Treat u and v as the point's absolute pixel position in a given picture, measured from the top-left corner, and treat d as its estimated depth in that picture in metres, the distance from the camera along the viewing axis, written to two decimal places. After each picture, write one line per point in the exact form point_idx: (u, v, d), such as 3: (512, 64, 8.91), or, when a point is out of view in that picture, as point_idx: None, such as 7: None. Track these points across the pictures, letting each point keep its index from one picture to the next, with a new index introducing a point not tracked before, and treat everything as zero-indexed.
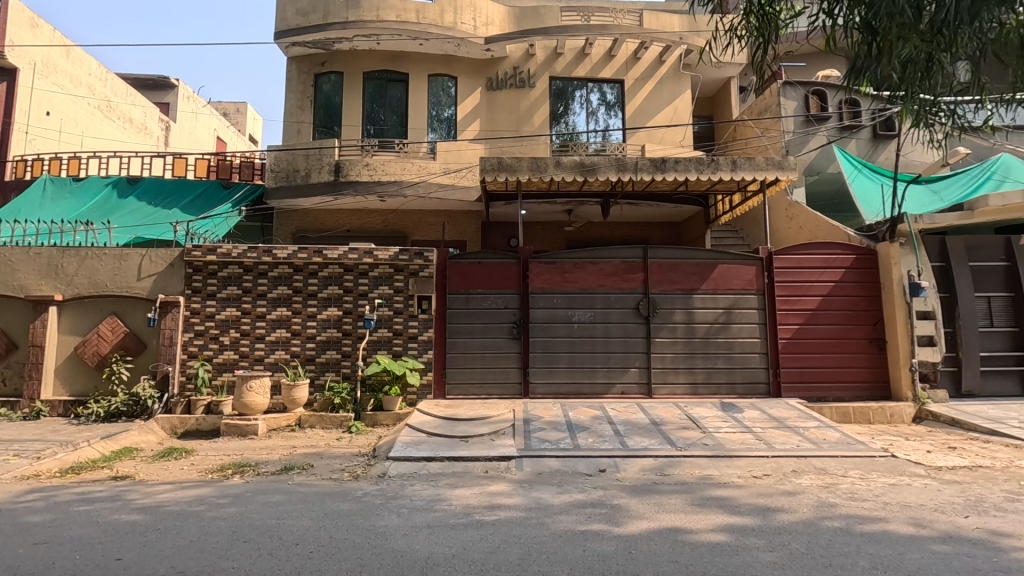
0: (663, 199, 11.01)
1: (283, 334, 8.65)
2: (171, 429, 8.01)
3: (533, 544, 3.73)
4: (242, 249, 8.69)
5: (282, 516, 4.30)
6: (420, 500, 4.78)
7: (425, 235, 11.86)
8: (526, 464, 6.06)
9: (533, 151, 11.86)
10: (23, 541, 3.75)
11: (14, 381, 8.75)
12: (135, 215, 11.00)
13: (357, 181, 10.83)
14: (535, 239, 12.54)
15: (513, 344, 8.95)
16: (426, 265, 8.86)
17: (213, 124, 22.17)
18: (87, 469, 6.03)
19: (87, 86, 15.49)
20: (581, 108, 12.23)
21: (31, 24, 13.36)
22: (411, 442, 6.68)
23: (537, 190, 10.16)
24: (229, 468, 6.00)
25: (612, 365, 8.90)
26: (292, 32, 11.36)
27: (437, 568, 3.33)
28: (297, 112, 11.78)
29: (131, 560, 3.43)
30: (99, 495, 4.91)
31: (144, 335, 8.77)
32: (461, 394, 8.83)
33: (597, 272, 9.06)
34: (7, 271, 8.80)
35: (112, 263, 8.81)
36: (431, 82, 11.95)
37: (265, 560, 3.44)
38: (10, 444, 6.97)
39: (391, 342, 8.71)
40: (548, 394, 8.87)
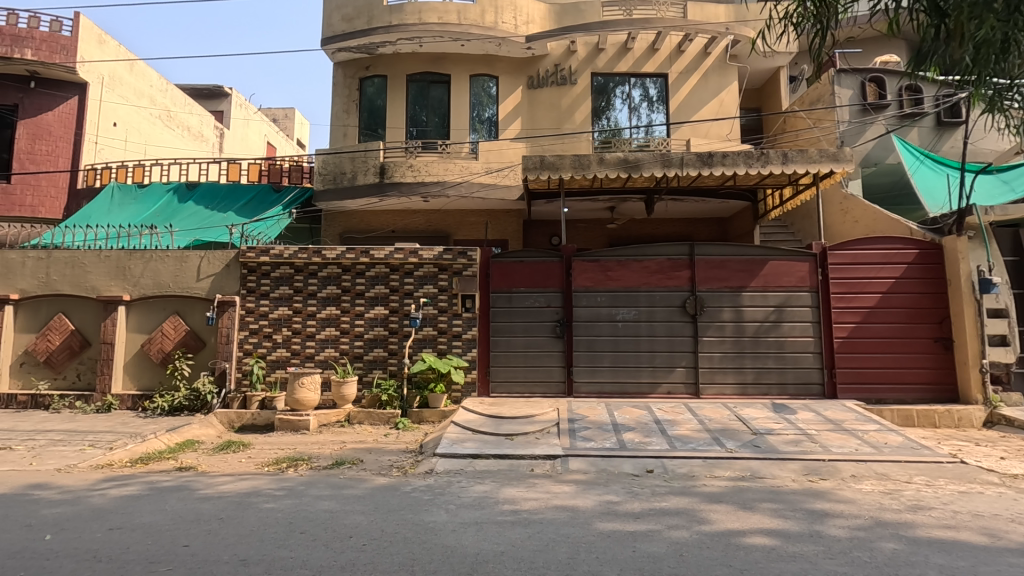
0: (709, 194, 10.73)
1: (332, 332, 8.91)
2: (229, 423, 8.38)
3: (581, 544, 3.71)
4: (293, 250, 8.99)
5: (336, 509, 4.43)
6: (468, 497, 4.83)
7: (468, 234, 11.96)
8: (571, 464, 6.04)
9: (575, 148, 11.81)
10: (100, 526, 4.00)
11: (87, 376, 9.32)
12: (194, 219, 11.55)
13: (401, 182, 11.00)
14: (577, 237, 12.49)
15: (556, 343, 8.92)
16: (469, 265, 8.92)
17: (263, 130, 23.07)
18: (154, 460, 6.38)
19: (149, 97, 16.33)
20: (622, 104, 12.09)
21: (99, 40, 14.21)
22: (457, 439, 6.76)
23: (579, 187, 10.10)
24: (284, 462, 6.23)
25: (657, 365, 8.75)
26: (338, 38, 11.68)
27: (486, 565, 3.36)
28: (343, 116, 12.13)
29: (197, 547, 3.60)
30: (166, 485, 5.20)
31: (203, 333, 9.20)
32: (505, 392, 8.88)
33: (642, 270, 8.93)
34: (81, 273, 9.40)
35: (174, 265, 9.29)
36: (473, 83, 12.03)
37: (321, 551, 3.55)
38: (86, 435, 7.45)
39: (436, 340, 8.83)
40: (592, 393, 8.80)
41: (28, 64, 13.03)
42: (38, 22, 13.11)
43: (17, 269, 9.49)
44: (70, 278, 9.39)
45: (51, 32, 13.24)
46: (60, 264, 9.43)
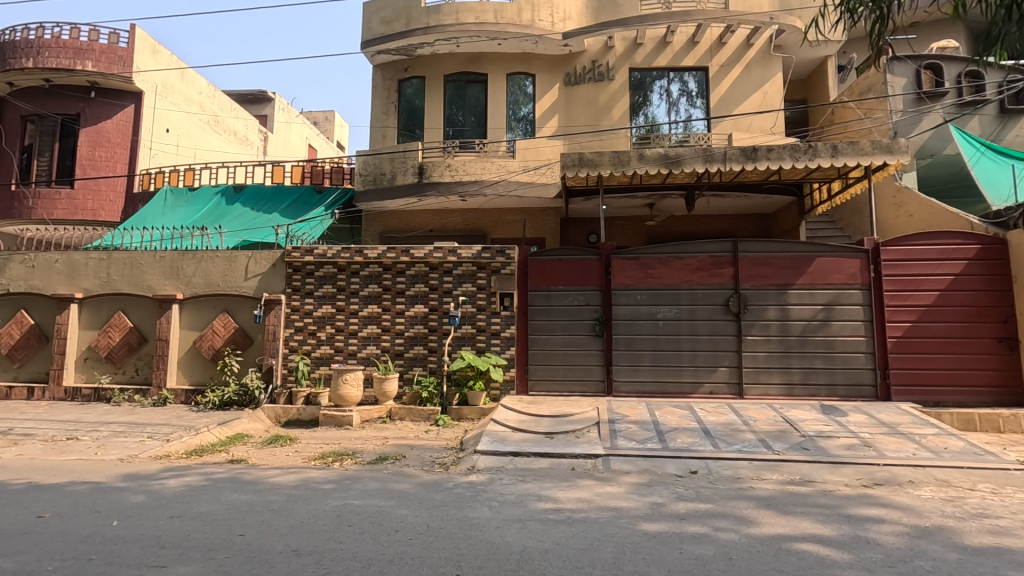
0: (753, 189, 10.44)
1: (374, 330, 9.09)
2: (275, 418, 8.63)
3: (626, 543, 3.68)
4: (336, 250, 9.23)
5: (381, 504, 4.52)
6: (510, 494, 4.86)
7: (505, 233, 11.97)
8: (613, 463, 5.99)
9: (613, 145, 11.70)
10: (162, 514, 4.20)
11: (144, 371, 9.78)
12: (241, 220, 11.96)
13: (439, 182, 11.12)
14: (616, 234, 12.36)
15: (595, 341, 8.85)
16: (508, 263, 8.94)
17: (305, 133, 23.72)
18: (207, 452, 6.65)
19: (198, 104, 16.97)
20: (660, 99, 11.89)
21: (152, 51, 14.86)
22: (498, 437, 6.80)
23: (618, 184, 10.00)
24: (330, 456, 6.40)
25: (699, 364, 8.59)
26: (377, 41, 11.88)
27: (531, 562, 3.35)
28: (382, 117, 12.34)
29: (252, 536, 3.73)
30: (220, 476, 5.42)
31: (251, 330, 9.52)
32: (544, 390, 8.87)
33: (683, 268, 8.76)
34: (138, 273, 9.86)
35: (224, 265, 9.64)
36: (509, 81, 12.04)
37: (369, 544, 3.62)
38: (145, 427, 7.81)
39: (475, 338, 8.88)
40: (632, 392, 8.70)
41: (89, 75, 13.76)
42: (97, 35, 13.81)
43: (81, 269, 10.03)
44: (129, 278, 9.87)
45: (109, 44, 13.92)
46: (119, 265, 9.93)
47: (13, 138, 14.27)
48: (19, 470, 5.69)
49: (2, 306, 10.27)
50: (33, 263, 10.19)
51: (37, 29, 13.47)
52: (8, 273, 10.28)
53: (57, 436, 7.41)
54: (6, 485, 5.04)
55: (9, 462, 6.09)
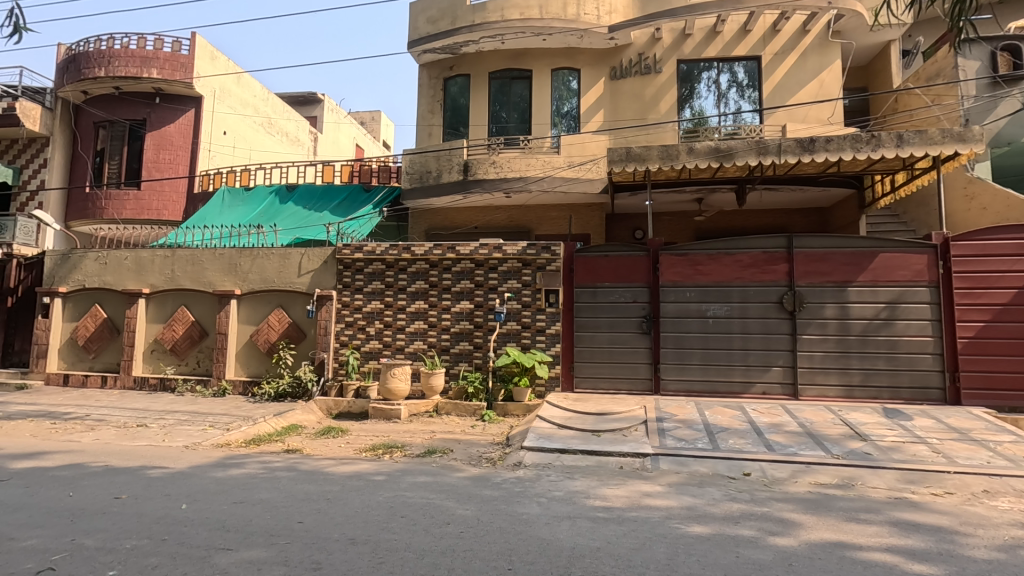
0: (808, 182, 10.02)
1: (420, 325, 9.26)
2: (327, 410, 8.87)
3: (679, 544, 3.61)
4: (385, 247, 9.47)
5: (431, 497, 4.58)
6: (558, 491, 4.85)
7: (550, 229, 11.93)
8: (662, 463, 5.90)
9: (661, 139, 11.46)
10: (226, 500, 4.40)
11: (205, 362, 10.26)
12: (294, 219, 12.35)
13: (484, 179, 11.18)
14: (662, 230, 12.11)
15: (643, 339, 8.72)
16: (554, 259, 8.90)
17: (352, 134, 24.33)
18: (265, 442, 6.93)
19: (253, 106, 17.62)
20: (709, 91, 11.58)
21: (211, 57, 15.55)
22: (544, 433, 6.80)
23: (666, 179, 9.80)
24: (380, 448, 6.56)
25: (750, 364, 8.34)
26: (423, 40, 12.03)
27: (583, 559, 3.34)
28: (428, 116, 12.53)
29: (310, 524, 3.86)
30: (278, 465, 5.63)
31: (304, 325, 9.84)
32: (590, 387, 8.80)
33: (734, 264, 8.51)
34: (199, 269, 10.35)
35: (278, 262, 10.00)
36: (554, 76, 11.96)
37: (422, 536, 3.68)
38: (206, 417, 8.21)
39: (520, 335, 8.89)
40: (680, 391, 8.53)
41: (155, 82, 14.53)
42: (162, 44, 14.55)
43: (147, 266, 10.61)
44: (191, 274, 10.38)
45: (172, 52, 14.65)
46: (182, 262, 10.45)
47: (87, 143, 15.21)
48: (96, 454, 6.09)
49: (78, 300, 10.98)
50: (105, 260, 10.85)
51: (108, 40, 14.30)
52: (83, 270, 10.97)
53: (128, 423, 7.88)
54: (85, 468, 5.40)
55: (88, 446, 6.52)
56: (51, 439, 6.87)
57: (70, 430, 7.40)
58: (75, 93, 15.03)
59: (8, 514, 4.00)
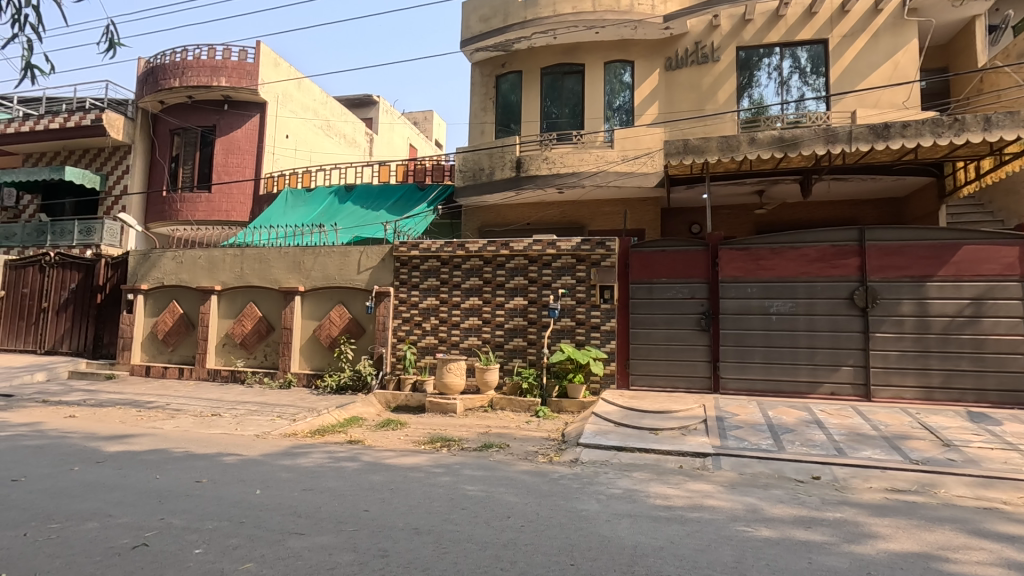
0: (881, 170, 9.47)
1: (475, 321, 9.38)
2: (385, 403, 9.12)
3: (747, 547, 3.50)
4: (440, 244, 9.64)
5: (490, 490, 4.64)
6: (617, 489, 4.80)
7: (603, 225, 11.79)
8: (724, 463, 5.74)
9: (719, 129, 11.09)
10: (296, 487, 4.62)
11: (272, 356, 10.77)
12: (353, 218, 12.75)
13: (537, 175, 11.17)
14: (720, 224, 11.73)
15: (701, 336, 8.49)
16: (609, 255, 8.78)
17: (406, 134, 24.87)
18: (329, 432, 7.22)
19: (313, 110, 18.26)
20: (769, 78, 11.10)
21: (274, 64, 16.24)
22: (599, 431, 6.74)
23: (725, 171, 9.49)
24: (437, 441, 6.69)
25: (817, 363, 7.98)
26: (475, 39, 12.12)
27: (646, 559, 3.29)
28: (480, 114, 12.64)
29: (375, 513, 3.99)
30: (342, 456, 5.85)
31: (364, 321, 10.17)
32: (646, 385, 8.64)
33: (799, 258, 8.15)
34: (266, 268, 10.86)
35: (339, 259, 10.36)
36: (607, 70, 11.77)
37: (483, 528, 3.73)
38: (274, 407, 8.62)
39: (575, 331, 8.84)
40: (741, 390, 8.26)
41: (223, 90, 15.35)
42: (230, 53, 15.33)
43: (219, 264, 11.22)
44: (258, 273, 10.90)
45: (239, 61, 15.42)
46: (250, 260, 11.00)
47: (164, 149, 16.24)
48: (177, 441, 6.51)
49: (157, 297, 11.76)
50: (181, 259, 11.56)
51: (181, 52, 15.23)
52: (161, 268, 11.72)
53: (204, 412, 8.38)
54: (169, 453, 5.79)
55: (170, 433, 6.99)
56: (138, 426, 7.42)
57: (154, 418, 7.95)
58: (153, 103, 16.09)
59: (105, 493, 4.35)
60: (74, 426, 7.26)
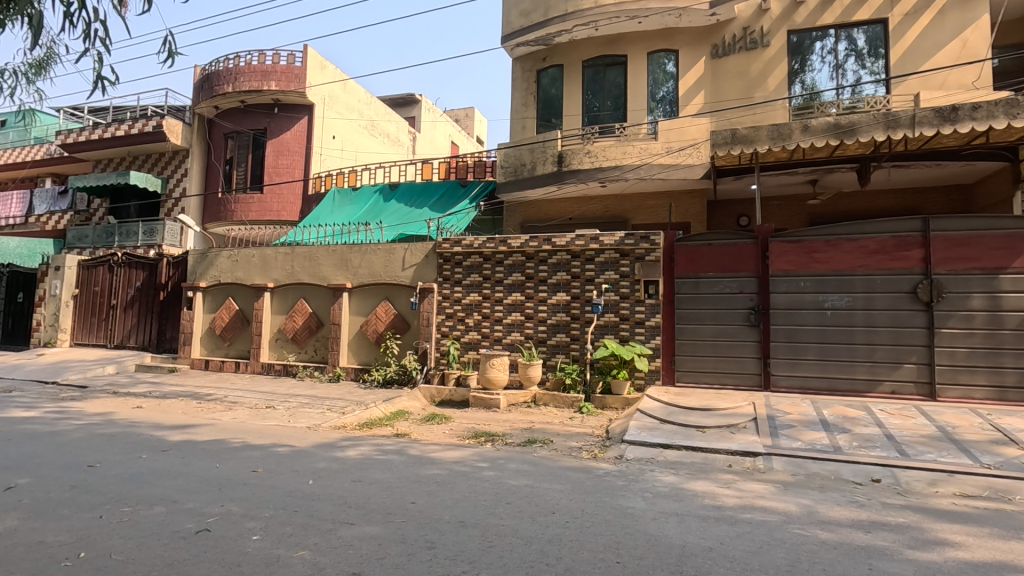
0: (948, 156, 8.92)
1: (518, 317, 9.40)
2: (430, 397, 9.29)
3: (801, 551, 3.37)
4: (482, 240, 9.70)
5: (535, 486, 4.64)
6: (663, 486, 4.72)
7: (647, 218, 11.58)
8: (776, 463, 5.56)
9: (769, 117, 10.68)
10: (346, 478, 4.75)
11: (321, 351, 11.11)
12: (397, 216, 12.99)
13: (579, 169, 11.09)
14: (771, 216, 11.33)
15: (751, 332, 8.23)
16: (653, 249, 8.62)
17: (448, 132, 25.14)
18: (377, 425, 7.39)
19: (359, 111, 18.66)
20: (823, 62, 10.62)
21: (321, 66, 16.68)
22: (645, 427, 6.64)
23: (776, 161, 9.15)
24: (482, 436, 6.75)
25: (876, 360, 7.61)
26: (516, 34, 12.09)
27: (694, 559, 3.22)
28: (522, 109, 12.62)
29: (423, 505, 4.06)
30: (390, 448, 5.99)
31: (408, 316, 10.37)
32: (692, 381, 8.45)
33: (857, 250, 7.77)
34: (315, 265, 11.21)
35: (384, 257, 10.58)
36: (650, 60, 11.53)
37: (528, 523, 3.74)
38: (325, 400, 8.90)
39: (618, 327, 8.73)
40: (794, 387, 7.97)
41: (273, 93, 15.90)
42: (279, 58, 15.85)
43: (271, 262, 11.66)
44: (308, 270, 11.26)
45: (288, 65, 15.92)
46: (300, 258, 11.37)
47: (219, 153, 16.96)
48: (234, 431, 6.82)
49: (215, 294, 12.32)
50: (236, 258, 12.06)
51: (234, 58, 15.87)
52: (218, 266, 12.27)
53: (259, 404, 8.74)
54: (227, 443, 6.07)
55: (227, 423, 7.33)
56: (199, 416, 7.81)
57: (213, 409, 8.36)
58: (208, 108, 16.84)
59: (171, 479, 4.61)
60: (142, 416, 7.71)
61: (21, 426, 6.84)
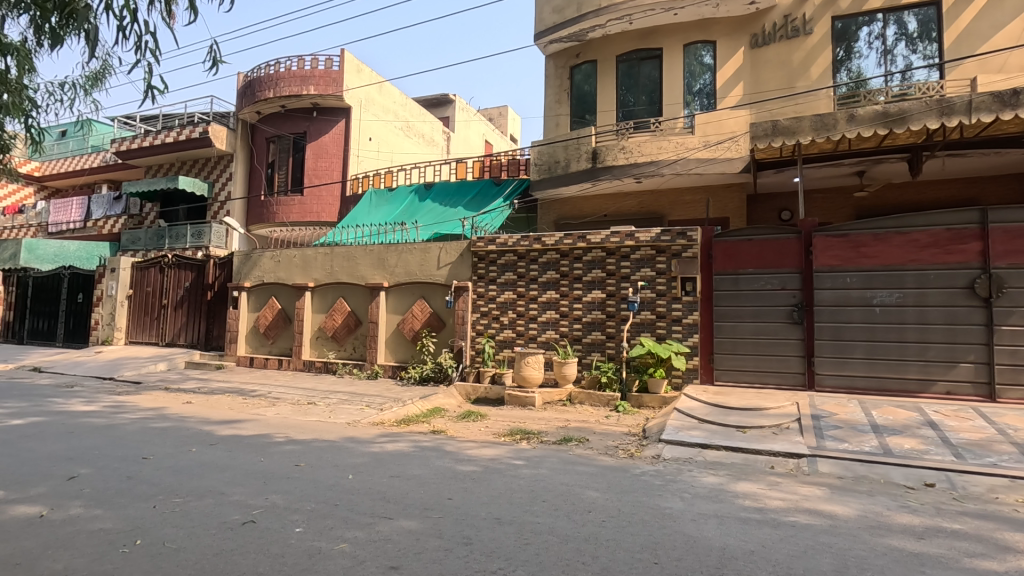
0: (1008, 143, 8.42)
1: (552, 315, 9.37)
2: (466, 394, 9.37)
3: (849, 556, 3.25)
4: (516, 238, 9.72)
5: (571, 484, 4.63)
6: (702, 487, 4.63)
7: (684, 214, 11.36)
8: (821, 464, 5.38)
9: (812, 107, 10.30)
10: (385, 473, 4.84)
11: (360, 348, 11.35)
12: (432, 215, 13.14)
13: (614, 166, 10.98)
14: (814, 209, 10.94)
15: (794, 330, 7.99)
16: (690, 245, 8.45)
17: (481, 130, 25.27)
18: (414, 422, 7.51)
19: (394, 112, 18.95)
20: (870, 49, 10.17)
21: (358, 70, 17.00)
22: (683, 427, 6.53)
23: (819, 152, 8.83)
24: (517, 434, 6.76)
25: (929, 359, 7.27)
26: (549, 31, 12.05)
27: (735, 562, 3.15)
28: (555, 106, 12.56)
29: (459, 501, 4.10)
30: (426, 445, 6.07)
31: (444, 315, 10.49)
32: (732, 380, 8.26)
33: (908, 244, 7.43)
34: (353, 265, 11.45)
35: (420, 256, 10.72)
36: (686, 52, 11.30)
37: (564, 521, 3.73)
38: (363, 397, 9.10)
39: (655, 325, 8.60)
40: (840, 387, 7.69)
41: (312, 98, 16.31)
42: (317, 62, 16.25)
43: (311, 262, 11.98)
44: (346, 270, 11.52)
45: (326, 69, 16.30)
46: (339, 258, 11.64)
47: (261, 157, 17.52)
48: (278, 426, 7.04)
49: (258, 293, 12.73)
50: (279, 258, 12.44)
51: (275, 64, 16.36)
52: (261, 267, 12.67)
53: (301, 401, 8.99)
54: (271, 438, 6.27)
55: (272, 419, 7.57)
56: (244, 412, 8.10)
57: (258, 405, 8.64)
58: (251, 114, 17.41)
59: (218, 472, 4.80)
60: (191, 411, 8.04)
61: (82, 419, 7.24)
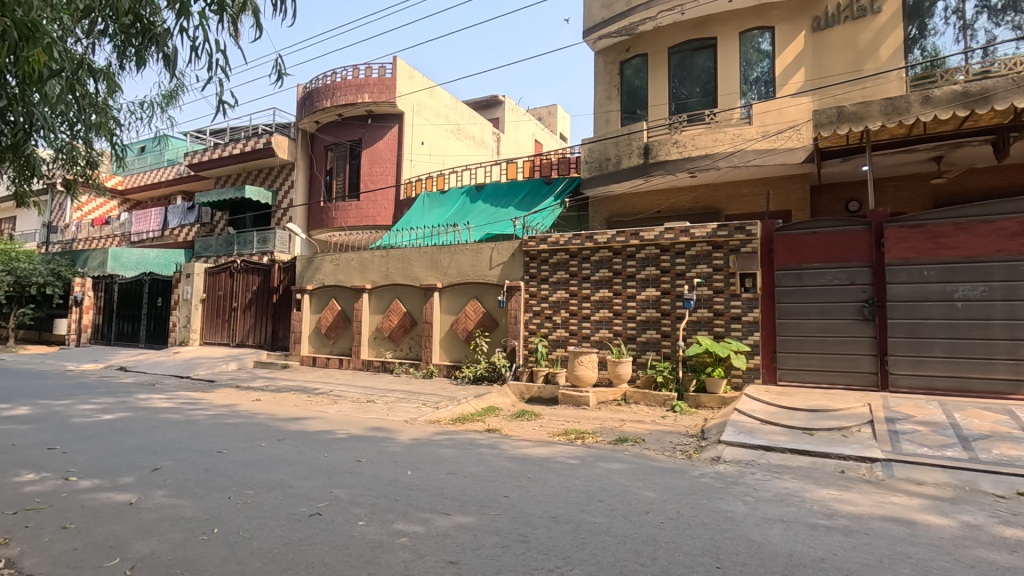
0: None
1: (606, 313, 9.27)
2: (519, 394, 9.42)
3: (930, 568, 3.04)
4: (568, 237, 9.68)
5: (628, 485, 4.56)
6: (767, 491, 4.46)
7: (742, 208, 10.97)
8: (897, 469, 5.06)
9: (882, 91, 9.71)
10: (442, 470, 4.94)
11: (415, 348, 11.62)
12: (484, 216, 13.30)
13: (667, 161, 10.74)
14: (885, 199, 10.30)
15: (864, 327, 7.56)
16: (749, 240, 8.15)
17: (530, 130, 25.31)
18: (469, 420, 7.61)
19: (445, 116, 19.24)
20: (948, 24, 9.46)
21: (409, 76, 17.39)
22: (744, 428, 6.31)
23: (891, 138, 8.31)
24: (571, 433, 6.74)
25: (1020, 357, 6.70)
26: (599, 27, 11.93)
27: (804, 569, 3.01)
28: (605, 102, 12.40)
29: (515, 499, 4.12)
30: (482, 443, 6.14)
31: (497, 315, 10.58)
32: (797, 380, 7.90)
33: (993, 234, 6.89)
34: (408, 266, 11.74)
35: (472, 256, 10.85)
36: (742, 40, 10.90)
37: (622, 522, 3.68)
38: (420, 396, 9.31)
39: (713, 322, 8.35)
40: (917, 388, 7.21)
41: (367, 105, 16.82)
42: (371, 71, 16.74)
43: (368, 265, 12.36)
44: (401, 271, 11.82)
45: (379, 77, 16.77)
46: (394, 261, 11.96)
47: (320, 164, 18.25)
48: (340, 423, 7.32)
49: (319, 295, 13.27)
50: (338, 262, 12.91)
51: (332, 75, 17.00)
52: (322, 270, 13.18)
53: (361, 399, 9.30)
54: (334, 434, 6.53)
55: (334, 416, 7.87)
56: (309, 409, 8.45)
57: (321, 402, 9.01)
58: (310, 124, 18.15)
59: (286, 466, 5.03)
60: (260, 408, 8.48)
61: (163, 415, 7.78)
